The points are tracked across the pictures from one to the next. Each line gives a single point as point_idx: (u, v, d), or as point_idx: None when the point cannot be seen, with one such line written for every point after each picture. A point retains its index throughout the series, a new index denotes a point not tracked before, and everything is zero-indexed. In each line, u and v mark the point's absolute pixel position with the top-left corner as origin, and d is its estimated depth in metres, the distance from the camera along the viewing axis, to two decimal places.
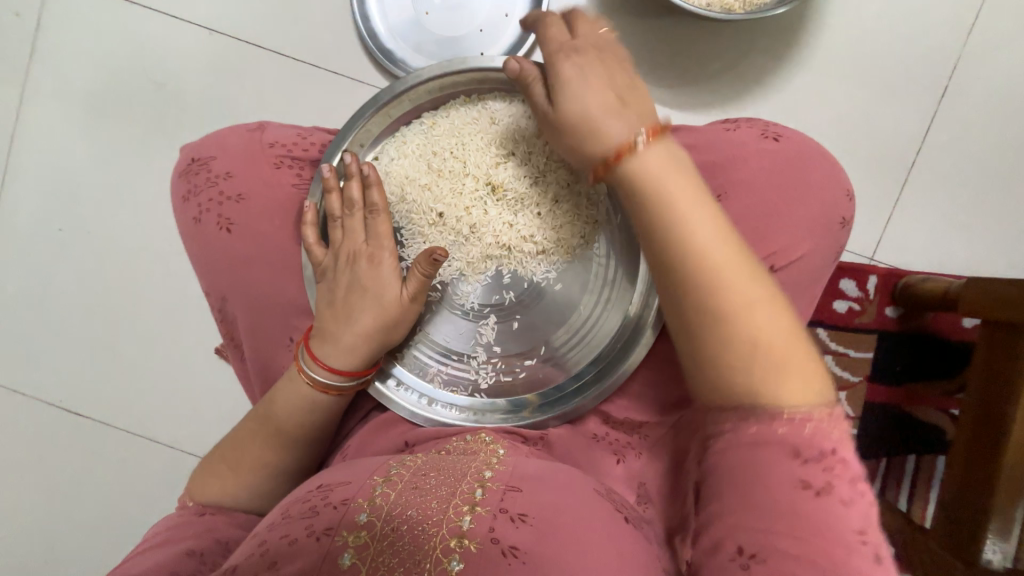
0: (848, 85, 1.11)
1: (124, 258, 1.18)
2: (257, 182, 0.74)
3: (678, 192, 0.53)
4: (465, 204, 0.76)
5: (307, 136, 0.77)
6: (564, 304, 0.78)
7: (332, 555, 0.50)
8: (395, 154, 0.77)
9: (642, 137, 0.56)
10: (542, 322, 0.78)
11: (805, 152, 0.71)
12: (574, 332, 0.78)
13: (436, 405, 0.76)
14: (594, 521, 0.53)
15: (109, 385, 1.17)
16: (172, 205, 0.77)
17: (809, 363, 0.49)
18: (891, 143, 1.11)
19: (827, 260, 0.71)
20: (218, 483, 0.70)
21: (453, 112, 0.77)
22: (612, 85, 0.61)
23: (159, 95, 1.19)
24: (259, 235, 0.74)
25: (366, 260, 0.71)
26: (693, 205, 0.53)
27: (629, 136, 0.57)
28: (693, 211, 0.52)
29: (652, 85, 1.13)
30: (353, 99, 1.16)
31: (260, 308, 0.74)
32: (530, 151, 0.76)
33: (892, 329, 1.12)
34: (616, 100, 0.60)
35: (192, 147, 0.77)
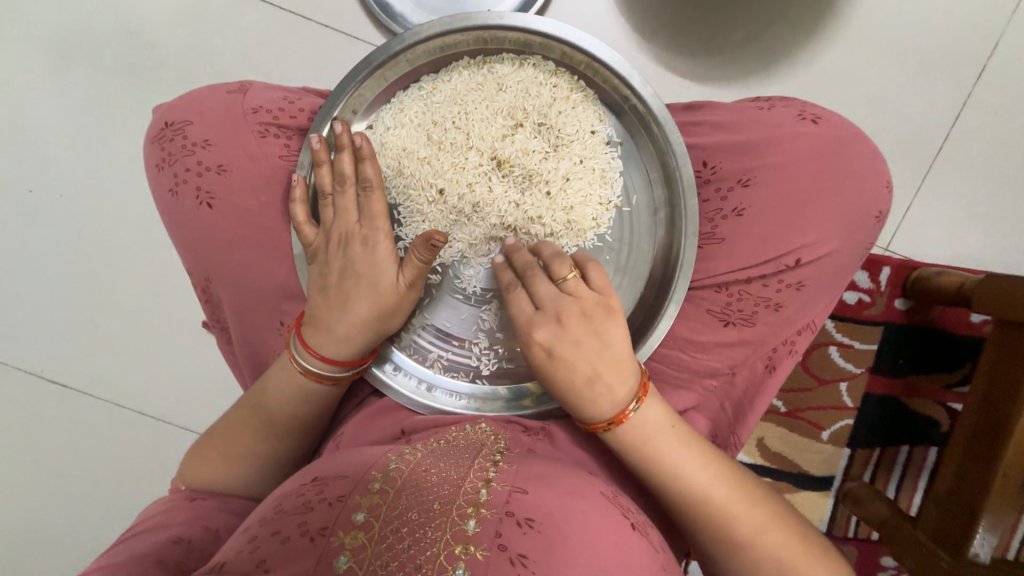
0: (882, 61, 1.03)
1: (102, 225, 1.11)
2: (239, 152, 0.67)
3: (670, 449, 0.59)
4: (467, 179, 0.69)
5: (294, 100, 0.69)
6: None
7: (327, 557, 0.47)
8: (392, 123, 0.70)
9: (636, 404, 0.58)
10: None
11: (845, 136, 0.65)
12: None
13: (436, 392, 0.72)
14: (601, 530, 0.52)
15: (92, 357, 1.12)
16: (146, 174, 0.70)
17: (784, 529, 0.58)
18: (922, 127, 1.04)
19: (855, 254, 0.67)
20: (209, 468, 0.68)
21: (455, 76, 0.70)
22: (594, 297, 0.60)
23: (132, 45, 1.08)
24: (244, 211, 0.67)
25: (359, 243, 0.66)
26: (670, 438, 0.59)
27: (626, 406, 0.58)
28: (670, 448, 0.59)
29: (671, 54, 1.04)
30: (346, 57, 1.06)
31: (247, 292, 0.69)
32: (540, 123, 0.69)
33: (901, 322, 1.07)
34: (605, 340, 0.59)
35: (166, 109, 0.69)
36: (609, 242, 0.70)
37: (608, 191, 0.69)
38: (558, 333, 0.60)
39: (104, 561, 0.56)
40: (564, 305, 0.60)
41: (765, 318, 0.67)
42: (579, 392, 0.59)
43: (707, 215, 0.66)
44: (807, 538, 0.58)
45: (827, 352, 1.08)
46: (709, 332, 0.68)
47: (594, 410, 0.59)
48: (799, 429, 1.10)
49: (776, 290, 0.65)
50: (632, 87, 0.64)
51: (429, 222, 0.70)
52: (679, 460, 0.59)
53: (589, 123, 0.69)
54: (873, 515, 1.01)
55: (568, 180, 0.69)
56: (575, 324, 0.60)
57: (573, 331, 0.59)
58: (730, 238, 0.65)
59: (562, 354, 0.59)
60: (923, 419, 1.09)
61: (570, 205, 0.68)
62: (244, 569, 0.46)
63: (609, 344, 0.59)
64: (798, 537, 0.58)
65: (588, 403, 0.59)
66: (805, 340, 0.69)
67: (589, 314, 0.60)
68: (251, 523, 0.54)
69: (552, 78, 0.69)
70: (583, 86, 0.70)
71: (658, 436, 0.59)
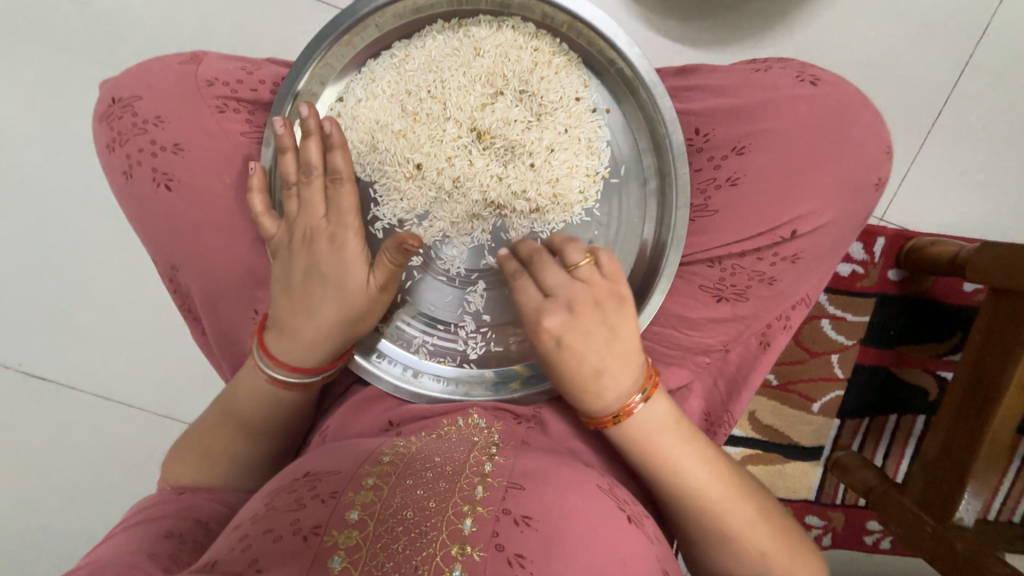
0: (882, 20, 0.98)
1: (68, 213, 1.06)
2: (197, 130, 0.62)
3: (669, 448, 0.58)
4: (446, 153, 0.65)
5: (253, 70, 0.63)
6: None
7: (321, 558, 0.45)
8: (363, 95, 0.65)
9: (641, 398, 0.58)
10: None
11: (846, 99, 0.62)
12: None
13: (423, 377, 0.70)
14: (601, 524, 0.51)
15: (68, 349, 1.09)
16: (97, 156, 0.64)
17: (774, 524, 0.59)
18: (920, 91, 1.00)
19: (854, 224, 0.64)
20: (191, 467, 0.65)
21: (429, 40, 0.64)
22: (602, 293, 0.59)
23: (83, 16, 1.00)
24: (206, 193, 0.63)
25: (325, 240, 0.62)
26: (666, 431, 0.58)
27: (630, 400, 0.57)
28: (666, 442, 0.58)
29: (660, 16, 0.99)
30: (315, 24, 0.99)
31: (216, 280, 0.66)
32: (522, 90, 0.65)
33: (893, 293, 1.06)
34: (608, 330, 0.58)
35: (112, 83, 0.64)
36: (597, 217, 0.66)
37: (595, 162, 0.65)
38: (568, 322, 0.58)
39: (90, 559, 0.54)
40: (575, 292, 0.58)
41: (760, 292, 0.64)
42: (581, 382, 0.58)
43: (700, 185, 0.63)
44: (793, 539, 0.59)
45: (819, 325, 1.07)
46: (702, 308, 0.65)
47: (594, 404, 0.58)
48: (790, 402, 1.10)
49: (771, 263, 0.63)
50: (617, 46, 0.60)
51: (408, 199, 0.66)
52: (678, 459, 0.58)
53: (573, 89, 0.65)
54: (860, 482, 1.02)
55: (552, 151, 0.65)
56: (586, 312, 0.58)
57: (584, 319, 0.57)
58: (724, 209, 0.62)
59: (571, 343, 0.57)
60: (913, 389, 1.09)
61: (555, 178, 0.65)
62: (235, 568, 0.45)
63: (618, 335, 0.58)
64: (780, 530, 0.59)
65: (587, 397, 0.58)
66: (800, 314, 0.67)
67: (599, 302, 0.58)
68: (241, 521, 0.52)
69: (534, 39, 0.64)
70: (566, 48, 0.65)
71: (660, 434, 0.58)
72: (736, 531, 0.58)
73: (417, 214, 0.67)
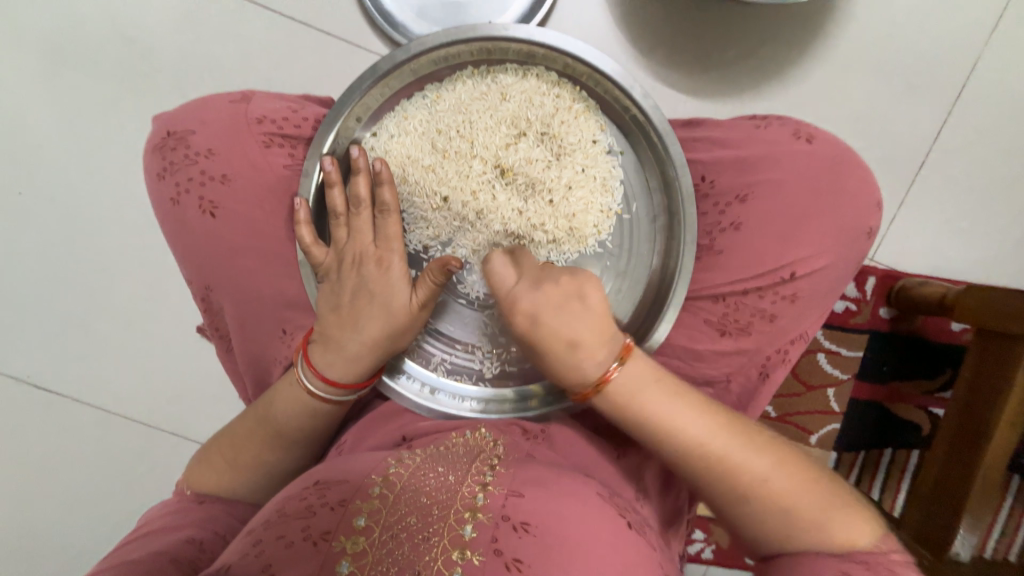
0: (868, 79, 1.07)
1: (93, 229, 1.09)
2: (242, 162, 0.66)
3: (659, 400, 0.59)
4: (471, 187, 0.70)
5: (299, 110, 0.69)
6: None
7: (330, 561, 0.49)
8: (396, 131, 0.70)
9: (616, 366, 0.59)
10: None
11: (838, 154, 0.68)
12: None
13: (440, 394, 0.73)
14: (600, 533, 0.53)
15: (80, 362, 1.10)
16: (145, 183, 0.69)
17: (821, 492, 0.57)
18: (905, 145, 1.08)
19: (848, 267, 0.69)
20: (216, 474, 0.68)
21: (460, 85, 0.71)
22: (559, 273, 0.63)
23: (128, 49, 1.07)
24: (247, 221, 0.67)
25: (374, 264, 0.67)
26: (676, 407, 0.59)
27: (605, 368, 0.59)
28: (678, 416, 0.59)
29: (665, 71, 1.07)
30: (347, 65, 1.07)
31: (250, 300, 0.69)
32: (543, 133, 0.71)
33: (885, 329, 1.11)
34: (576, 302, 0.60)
35: (167, 117, 0.69)
36: (609, 249, 0.71)
37: (609, 200, 0.71)
38: (534, 297, 0.61)
39: (115, 562, 0.56)
40: (546, 274, 0.62)
41: (762, 328, 0.69)
42: (559, 360, 0.60)
43: (705, 228, 0.69)
44: (821, 487, 0.57)
45: (815, 358, 1.11)
46: (707, 341, 0.70)
47: (573, 375, 0.60)
48: (789, 434, 1.13)
49: (771, 302, 0.68)
50: (632, 96, 0.66)
51: (433, 227, 0.71)
52: (672, 414, 0.58)
53: (591, 133, 0.71)
54: None
55: (570, 189, 0.70)
56: (553, 292, 0.61)
57: (550, 295, 0.60)
58: (727, 250, 0.67)
59: (542, 321, 0.60)
60: (906, 424, 1.12)
61: (573, 214, 0.70)
62: (250, 572, 0.48)
63: (588, 304, 0.60)
64: (825, 492, 0.57)
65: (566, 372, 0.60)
66: (798, 350, 0.72)
67: (538, 312, 0.60)
68: (254, 525, 0.55)
69: (556, 88, 0.71)
70: (585, 96, 0.71)
71: (648, 389, 0.59)
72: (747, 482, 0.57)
73: (441, 241, 0.72)
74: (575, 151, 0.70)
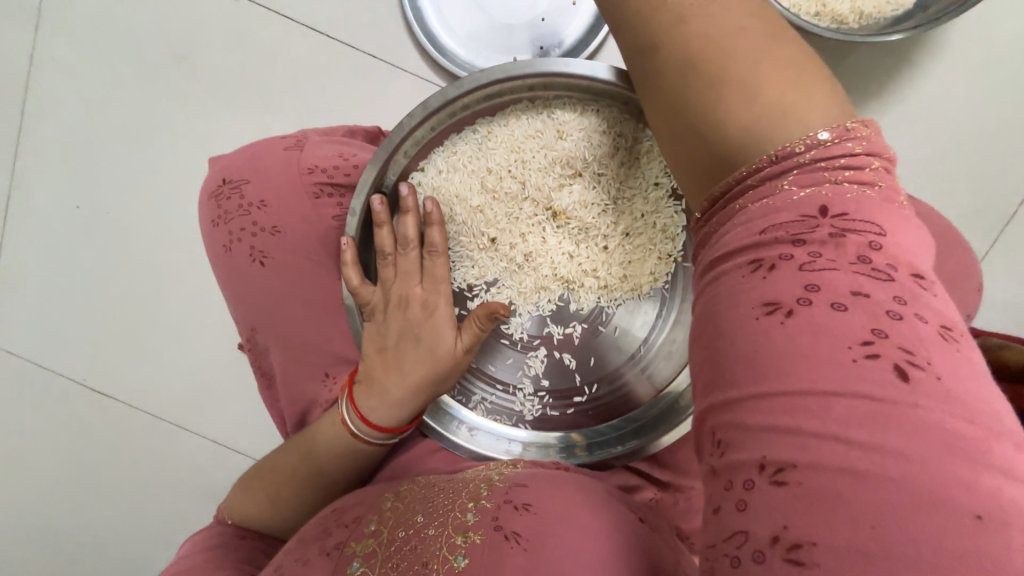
0: (957, 114, 0.97)
1: (145, 242, 1.13)
2: (292, 213, 0.65)
3: (778, 75, 0.40)
4: (521, 230, 0.67)
5: (349, 158, 0.67)
6: (622, 341, 0.70)
7: (342, 565, 0.51)
8: (444, 167, 0.67)
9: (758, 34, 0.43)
10: (604, 356, 0.70)
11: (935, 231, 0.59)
12: (632, 371, 0.70)
13: (479, 435, 0.71)
14: (605, 513, 0.51)
15: (129, 369, 1.15)
16: (200, 228, 0.69)
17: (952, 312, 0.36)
18: (996, 189, 0.97)
19: None
20: (257, 508, 0.70)
21: (513, 119, 0.65)
22: None
23: (183, 68, 1.09)
24: (296, 271, 0.67)
25: (419, 306, 0.64)
26: (802, 101, 0.40)
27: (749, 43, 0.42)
28: (801, 109, 0.39)
29: None
30: (394, 90, 1.05)
31: (295, 344, 0.69)
32: (602, 172, 0.65)
33: None
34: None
35: (222, 167, 0.69)
36: (663, 299, 0.68)
37: (670, 246, 0.65)
38: None
39: None
40: None
41: None
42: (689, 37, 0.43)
43: None
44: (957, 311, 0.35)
45: None
46: None
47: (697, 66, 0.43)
48: None
49: None
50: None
51: (479, 267, 0.69)
52: (791, 99, 0.39)
53: (654, 174, 0.63)
54: None
55: (626, 235, 0.66)
56: None
57: None
58: None
59: None
60: None
61: (628, 262, 0.66)
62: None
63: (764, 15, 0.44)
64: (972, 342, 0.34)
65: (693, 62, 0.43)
66: None
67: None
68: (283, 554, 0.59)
69: (620, 123, 0.62)
70: (653, 133, 0.62)
71: (765, 85, 0.40)
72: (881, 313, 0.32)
73: (487, 281, 0.69)
74: (634, 195, 0.65)
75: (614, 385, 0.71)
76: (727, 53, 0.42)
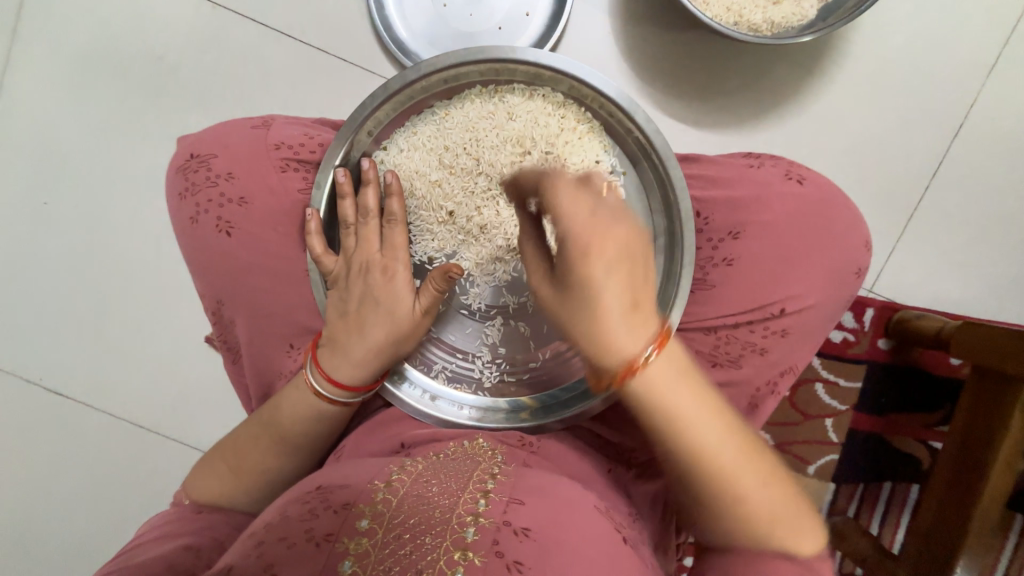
0: (867, 115, 1.10)
1: (112, 237, 1.14)
2: (260, 185, 0.70)
3: (676, 367, 0.54)
4: (476, 203, 0.72)
5: (314, 136, 0.72)
6: None
7: (332, 561, 0.49)
8: (405, 146, 0.72)
9: (651, 353, 0.53)
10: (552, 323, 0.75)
11: (828, 197, 0.70)
12: None
13: (440, 401, 0.75)
14: (596, 540, 0.54)
15: (90, 366, 1.13)
16: (167, 203, 0.73)
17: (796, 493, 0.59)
18: (903, 180, 1.10)
19: (837, 305, 0.71)
20: (217, 482, 0.70)
21: (468, 103, 0.73)
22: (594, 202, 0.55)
23: (156, 67, 1.12)
24: (261, 241, 0.70)
25: (379, 272, 0.68)
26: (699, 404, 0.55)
27: (638, 352, 0.53)
28: (709, 434, 0.54)
29: (667, 102, 1.10)
30: (362, 89, 1.12)
31: (260, 314, 0.72)
32: (548, 150, 0.72)
33: (885, 362, 1.11)
34: (631, 272, 0.53)
35: (191, 142, 0.73)
36: None
37: None
38: (598, 252, 0.53)
39: (117, 567, 0.58)
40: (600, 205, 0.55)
41: (751, 361, 0.70)
42: (606, 318, 0.53)
43: (699, 262, 0.70)
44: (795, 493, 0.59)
45: (813, 387, 1.12)
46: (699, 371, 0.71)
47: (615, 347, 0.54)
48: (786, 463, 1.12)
49: (761, 335, 0.69)
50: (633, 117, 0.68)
51: (438, 240, 0.73)
52: (698, 427, 0.54)
53: (594, 153, 0.73)
54: (855, 550, 1.02)
55: None
56: (614, 249, 0.54)
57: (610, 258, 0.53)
58: (720, 285, 0.69)
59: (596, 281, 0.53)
60: (904, 458, 1.12)
61: None
62: (252, 572, 0.49)
63: (642, 266, 0.54)
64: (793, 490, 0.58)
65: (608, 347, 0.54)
66: (788, 382, 0.73)
67: (602, 271, 0.53)
68: (257, 528, 0.55)
69: (561, 108, 0.73)
70: (590, 117, 0.73)
71: (675, 386, 0.54)
72: (749, 483, 0.56)
73: (445, 253, 0.74)
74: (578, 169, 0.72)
75: (564, 349, 0.74)
76: (628, 329, 0.53)
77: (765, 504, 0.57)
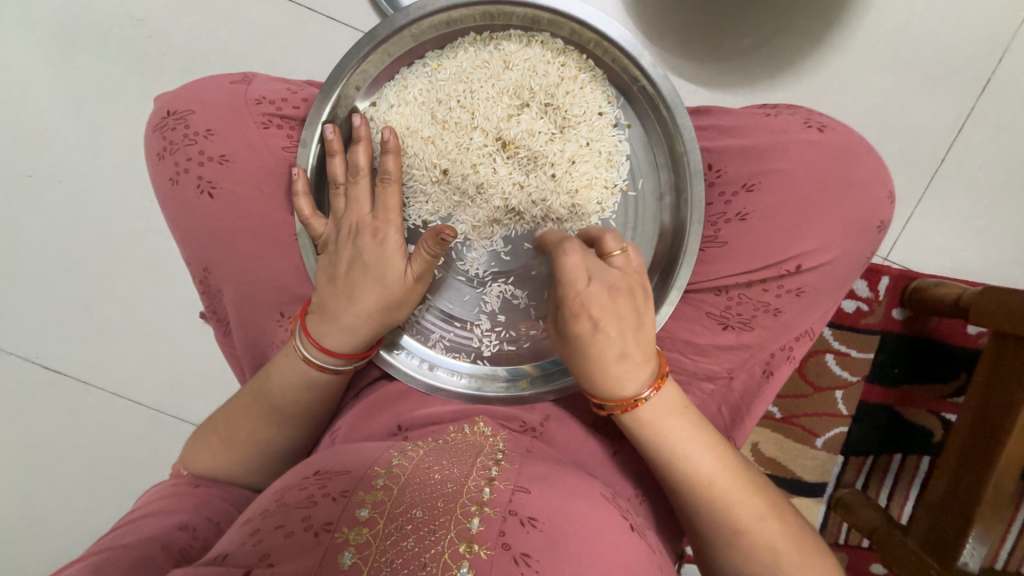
0: (887, 72, 1.03)
1: (101, 212, 1.11)
2: (242, 143, 0.66)
3: (672, 399, 0.59)
4: (472, 160, 0.68)
5: (298, 91, 0.68)
6: None
7: (332, 554, 0.45)
8: (395, 101, 0.68)
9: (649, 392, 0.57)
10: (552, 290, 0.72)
11: (850, 145, 0.65)
12: None
13: (438, 370, 0.72)
14: (605, 531, 0.52)
15: (85, 344, 1.12)
16: (147, 163, 0.69)
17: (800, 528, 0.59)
18: (924, 141, 1.04)
19: (856, 261, 0.67)
20: (211, 455, 0.68)
21: (461, 52, 0.68)
22: (598, 271, 0.55)
23: (136, 33, 1.07)
24: (246, 202, 0.67)
25: (369, 234, 0.65)
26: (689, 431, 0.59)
27: (637, 391, 0.57)
28: (696, 450, 0.58)
29: (676, 61, 1.04)
30: None
31: (247, 281, 0.69)
32: (548, 103, 0.68)
33: (898, 332, 1.08)
34: (633, 322, 0.56)
35: (167, 98, 0.69)
36: (613, 227, 0.69)
37: (614, 175, 0.68)
38: (605, 306, 0.54)
39: (110, 543, 0.57)
40: (613, 277, 0.55)
41: (764, 323, 0.67)
42: (604, 365, 0.56)
43: (710, 218, 0.66)
44: (796, 525, 0.59)
45: (823, 359, 1.08)
46: (708, 334, 0.68)
47: (611, 385, 0.57)
48: (794, 436, 1.10)
49: (776, 295, 0.66)
50: (642, 62, 0.63)
51: (433, 202, 0.69)
52: (689, 449, 0.58)
53: (596, 105, 0.68)
54: (864, 522, 1.00)
55: (573, 163, 0.68)
56: (620, 299, 0.55)
57: (614, 309, 0.55)
58: (732, 241, 0.65)
59: (604, 328, 0.54)
60: (918, 430, 1.09)
61: (575, 188, 0.68)
62: (247, 563, 0.44)
63: (642, 324, 0.56)
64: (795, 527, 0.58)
65: (605, 385, 0.57)
66: (803, 346, 0.70)
67: (603, 321, 0.54)
68: (252, 515, 0.52)
69: (561, 56, 0.68)
70: (591, 66, 0.68)
71: (669, 417, 0.58)
72: (744, 512, 0.57)
73: (441, 216, 0.70)
74: (579, 123, 0.68)
75: None
76: (629, 380, 0.56)
77: (768, 540, 0.57)
